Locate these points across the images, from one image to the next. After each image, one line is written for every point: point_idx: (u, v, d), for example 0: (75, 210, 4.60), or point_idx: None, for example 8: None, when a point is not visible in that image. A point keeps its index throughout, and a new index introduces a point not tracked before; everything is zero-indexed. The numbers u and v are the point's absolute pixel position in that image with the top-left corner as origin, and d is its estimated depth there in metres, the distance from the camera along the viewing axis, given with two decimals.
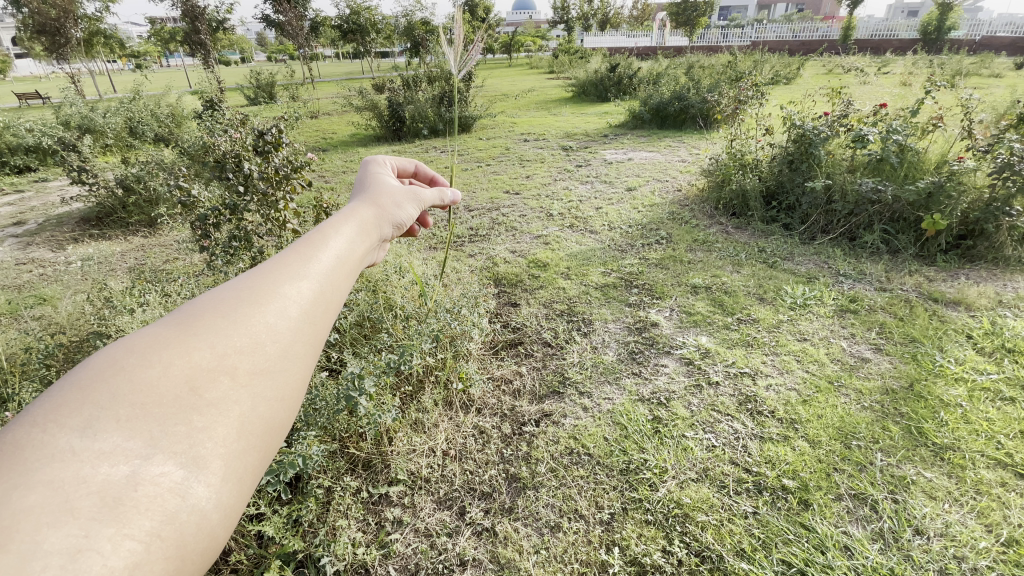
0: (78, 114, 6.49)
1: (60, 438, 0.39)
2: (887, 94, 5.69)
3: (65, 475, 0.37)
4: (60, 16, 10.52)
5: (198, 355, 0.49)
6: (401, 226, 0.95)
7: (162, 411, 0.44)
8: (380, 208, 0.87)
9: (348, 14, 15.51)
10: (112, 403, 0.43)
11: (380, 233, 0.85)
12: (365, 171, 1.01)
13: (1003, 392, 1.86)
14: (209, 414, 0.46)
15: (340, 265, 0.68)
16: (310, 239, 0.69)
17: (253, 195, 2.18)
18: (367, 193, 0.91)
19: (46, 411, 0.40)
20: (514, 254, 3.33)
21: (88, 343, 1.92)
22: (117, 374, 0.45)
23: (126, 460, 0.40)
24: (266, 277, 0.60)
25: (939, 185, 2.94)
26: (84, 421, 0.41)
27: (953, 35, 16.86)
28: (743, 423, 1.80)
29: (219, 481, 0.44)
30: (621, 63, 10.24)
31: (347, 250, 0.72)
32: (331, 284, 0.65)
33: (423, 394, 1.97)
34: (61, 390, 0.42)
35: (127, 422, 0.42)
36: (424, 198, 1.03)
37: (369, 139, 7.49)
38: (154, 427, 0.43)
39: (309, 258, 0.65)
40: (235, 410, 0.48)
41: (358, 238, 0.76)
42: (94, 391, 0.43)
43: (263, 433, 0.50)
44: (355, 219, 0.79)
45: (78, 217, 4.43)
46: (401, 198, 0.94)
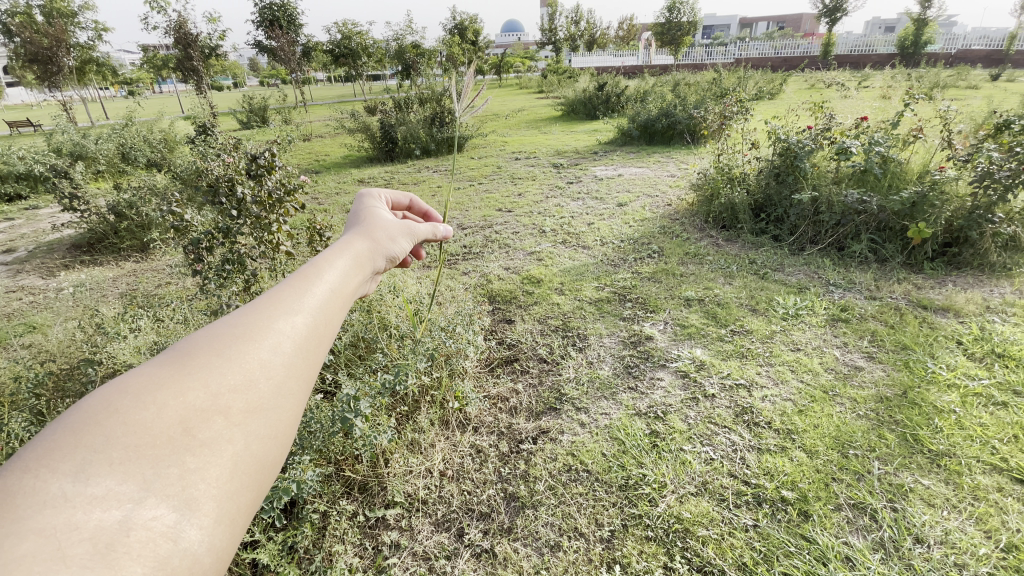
0: (70, 142, 6.51)
1: (52, 484, 0.38)
2: (869, 107, 5.83)
3: (56, 522, 0.36)
4: (52, 45, 10.63)
5: (192, 395, 0.49)
6: (394, 259, 0.96)
7: (155, 453, 0.44)
8: (374, 242, 0.88)
9: (339, 39, 15.80)
10: (105, 446, 0.43)
11: (374, 266, 0.86)
12: (359, 204, 1.02)
13: (995, 397, 1.87)
14: (203, 455, 0.47)
15: (334, 299, 0.69)
16: (304, 273, 0.70)
17: (246, 219, 2.19)
18: (362, 225, 0.92)
19: (37, 456, 0.40)
20: (507, 270, 3.35)
21: (78, 371, 1.90)
22: (110, 416, 0.45)
23: (118, 505, 0.39)
24: (260, 312, 0.61)
25: (922, 194, 3.00)
26: (76, 466, 0.40)
27: (930, 49, 17.30)
28: (740, 435, 1.80)
29: (212, 523, 0.44)
30: (609, 81, 10.44)
31: (341, 284, 0.73)
32: (326, 319, 0.66)
33: (419, 414, 1.96)
34: (52, 433, 0.42)
35: (119, 465, 0.42)
36: (418, 231, 1.04)
37: (362, 160, 7.55)
38: (147, 469, 0.43)
39: (304, 291, 0.66)
40: (228, 450, 0.49)
41: (352, 272, 0.77)
42: (86, 433, 0.43)
43: (255, 471, 0.51)
44: (350, 253, 0.80)
45: (69, 244, 4.41)
46: (395, 232, 0.95)
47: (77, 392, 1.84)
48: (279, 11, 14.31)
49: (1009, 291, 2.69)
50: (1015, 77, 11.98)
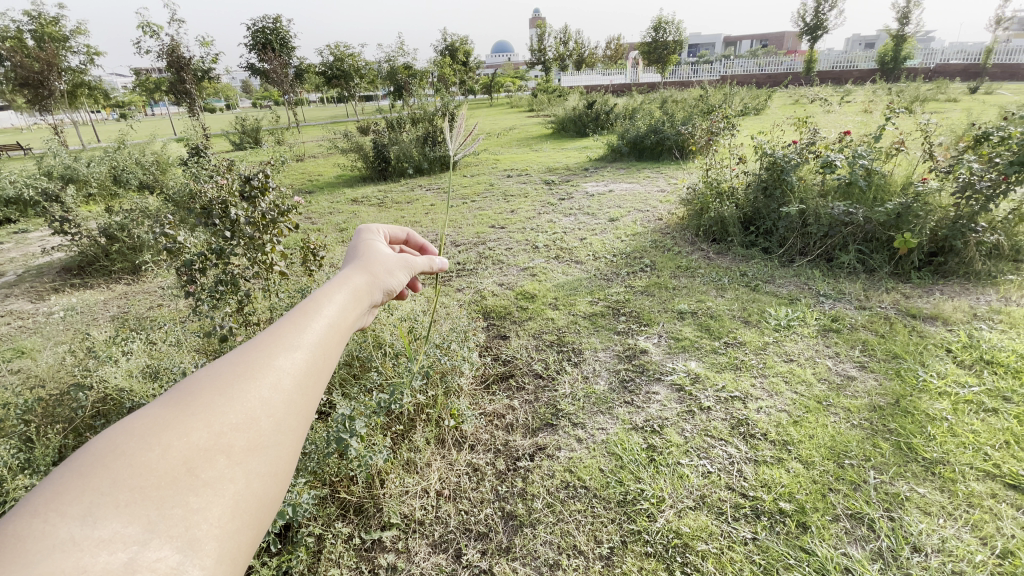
0: (61, 165, 6.50)
1: (61, 527, 0.38)
2: (852, 121, 5.97)
3: (66, 564, 0.35)
4: (44, 69, 10.69)
5: (195, 436, 0.50)
6: (391, 292, 0.95)
7: (159, 494, 0.44)
8: (372, 275, 0.88)
9: (331, 61, 16.03)
10: (112, 489, 0.43)
11: (371, 299, 0.85)
12: (357, 238, 1.02)
13: (985, 404, 1.89)
14: (205, 495, 0.47)
15: (334, 333, 0.69)
16: (304, 308, 0.70)
17: (239, 239, 2.19)
18: (359, 259, 0.92)
19: (45, 500, 0.39)
20: (501, 286, 3.36)
21: (67, 396, 1.88)
22: (116, 459, 0.45)
23: (125, 547, 0.39)
24: (261, 349, 0.61)
25: (907, 206, 3.06)
26: (85, 509, 0.40)
27: (909, 65, 17.78)
28: (736, 447, 1.80)
29: (215, 564, 0.44)
30: (598, 99, 10.63)
31: (340, 318, 0.72)
32: (325, 354, 0.66)
33: (415, 433, 1.95)
34: (60, 476, 0.42)
35: (125, 507, 0.42)
36: (416, 264, 1.04)
37: (355, 180, 7.59)
38: (151, 511, 0.43)
39: (303, 327, 0.66)
40: (230, 490, 0.49)
41: (350, 305, 0.77)
42: (94, 476, 0.43)
43: (255, 510, 0.51)
44: (348, 286, 0.80)
45: (60, 267, 4.38)
46: (393, 265, 0.95)
47: (67, 417, 1.82)
48: (271, 35, 14.51)
49: (996, 298, 2.74)
50: (992, 89, 12.34)
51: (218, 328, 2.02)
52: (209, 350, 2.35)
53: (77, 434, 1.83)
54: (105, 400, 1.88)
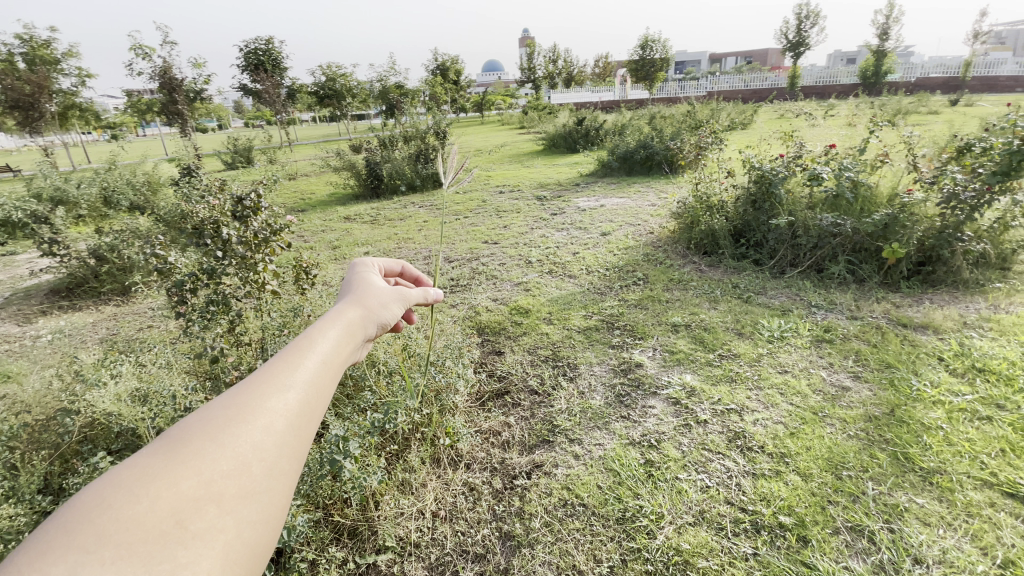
0: (51, 187, 6.47)
1: None
2: (837, 135, 6.09)
3: None
4: (36, 92, 10.70)
5: (185, 484, 0.48)
6: (387, 325, 0.94)
7: (148, 547, 0.43)
8: (367, 308, 0.87)
9: (324, 81, 16.20)
10: (98, 545, 0.41)
11: (366, 333, 0.84)
12: (351, 271, 1.01)
13: (980, 412, 1.90)
14: (195, 547, 0.45)
15: (327, 371, 0.68)
16: (297, 345, 0.69)
17: (231, 259, 2.18)
18: (354, 292, 0.91)
19: (28, 562, 0.37)
20: (495, 302, 3.36)
21: (54, 421, 1.84)
22: (103, 512, 0.43)
23: None
24: (252, 391, 0.60)
25: (893, 217, 3.11)
26: (69, 568, 0.38)
27: (890, 79, 18.22)
28: (734, 460, 1.79)
29: None
30: (588, 116, 10.79)
31: (334, 354, 0.72)
32: (318, 394, 0.65)
33: (410, 453, 1.92)
34: (44, 534, 0.40)
35: (112, 564, 0.40)
36: (412, 295, 1.02)
37: (347, 198, 7.61)
38: (139, 568, 0.41)
39: (295, 365, 0.66)
40: (220, 540, 0.48)
41: (345, 340, 0.76)
42: (81, 531, 0.41)
43: (246, 560, 0.49)
44: (342, 321, 0.79)
45: (48, 289, 4.33)
46: (388, 298, 0.94)
47: (53, 443, 1.78)
48: (264, 55, 14.65)
49: (984, 306, 2.77)
50: (972, 101, 12.67)
51: (209, 349, 2.00)
52: (200, 372, 2.32)
53: (63, 461, 1.79)
54: (92, 425, 1.85)
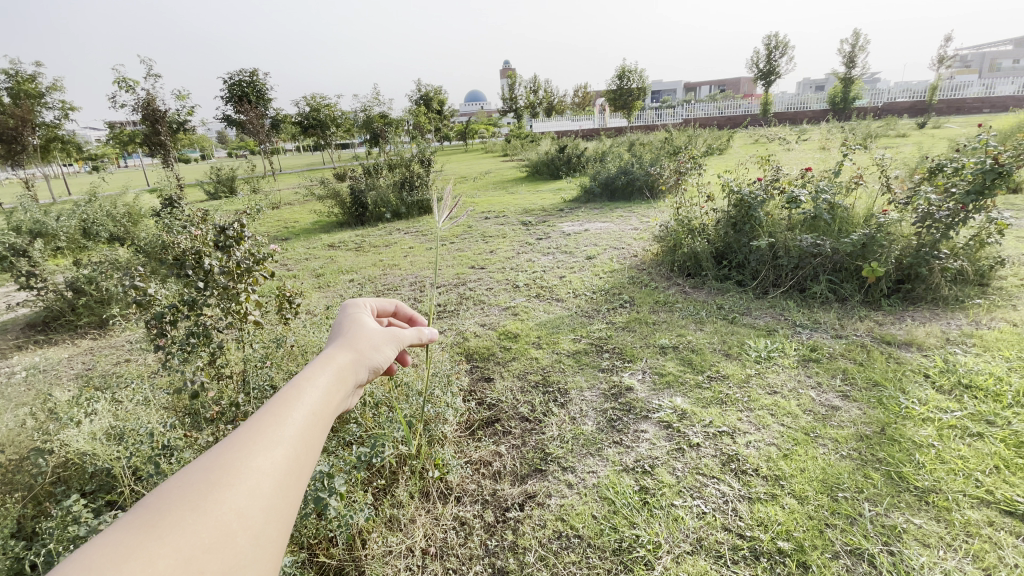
0: (28, 219, 6.35)
1: None
2: (811, 158, 6.30)
3: None
4: (17, 125, 10.63)
5: (166, 559, 0.45)
6: (378, 369, 0.92)
7: None
8: (358, 352, 0.85)
9: (309, 112, 16.36)
10: None
11: (356, 379, 0.82)
12: (341, 311, 0.98)
13: (970, 428, 1.92)
14: None
15: (316, 423, 0.66)
16: (285, 396, 0.66)
17: (213, 289, 2.13)
18: (344, 335, 0.89)
19: None
20: (483, 327, 3.34)
21: (27, 461, 1.75)
22: None
23: None
24: (238, 450, 0.57)
25: (871, 236, 3.19)
26: None
27: (858, 105, 19.02)
28: (729, 484, 1.77)
29: None
30: (570, 143, 11.04)
31: (323, 404, 0.69)
32: (306, 450, 0.62)
33: (398, 487, 1.86)
34: None
35: None
36: (405, 336, 1.00)
37: (333, 226, 7.58)
38: None
39: (283, 420, 0.63)
40: None
41: (334, 389, 0.73)
42: None
43: None
44: (331, 368, 0.76)
45: (22, 324, 4.19)
46: (379, 340, 0.91)
47: (25, 485, 1.69)
48: (248, 87, 14.76)
49: (964, 322, 2.83)
50: (937, 124, 13.24)
51: (189, 383, 1.92)
52: (180, 407, 2.24)
53: (37, 503, 1.69)
54: (67, 465, 1.78)
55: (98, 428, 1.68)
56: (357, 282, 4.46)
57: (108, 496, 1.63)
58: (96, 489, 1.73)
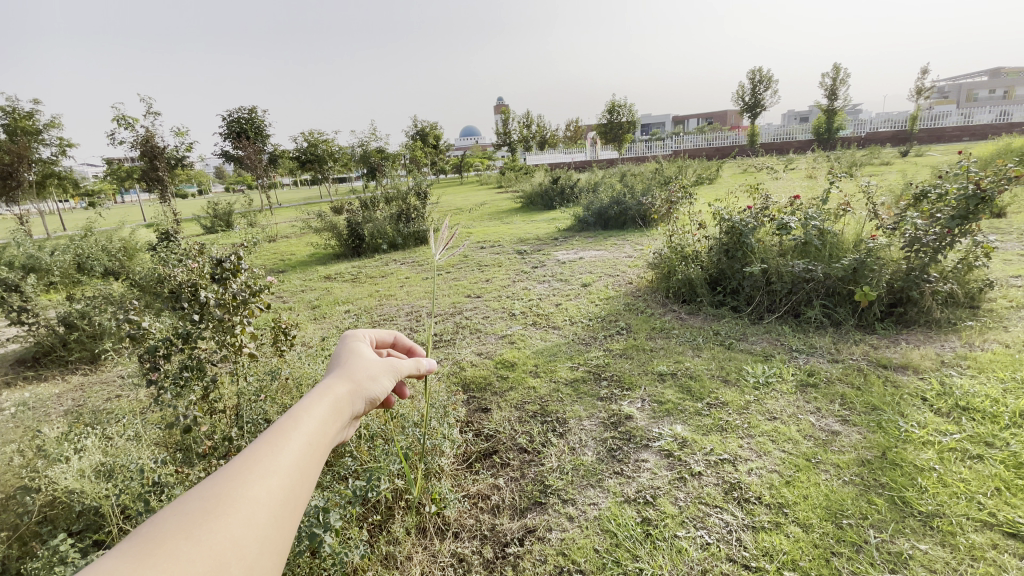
0: (23, 254, 6.34)
1: None
2: (799, 186, 6.44)
3: None
4: (14, 161, 10.75)
5: None
6: (374, 400, 0.91)
7: None
8: (355, 383, 0.85)
9: (306, 147, 16.66)
10: None
11: (353, 410, 0.82)
12: (340, 341, 0.99)
13: (970, 451, 1.90)
14: None
15: (312, 453, 0.66)
16: (283, 426, 0.66)
17: (208, 322, 2.12)
18: (342, 365, 0.89)
19: None
20: (480, 356, 3.32)
21: (14, 500, 1.70)
22: None
23: None
24: (234, 480, 0.57)
25: (861, 261, 3.24)
26: None
27: (843, 135, 19.58)
28: (732, 514, 1.74)
29: None
30: (562, 175, 11.27)
31: (320, 435, 0.69)
32: (301, 480, 0.62)
33: (394, 523, 1.81)
34: None
35: None
36: (403, 366, 1.00)
37: (329, 258, 7.60)
38: None
39: (280, 449, 0.63)
40: None
41: (331, 420, 0.73)
42: None
43: None
44: (329, 398, 0.76)
45: (12, 360, 4.13)
46: (377, 370, 0.91)
47: (10, 525, 1.63)
48: (246, 124, 15.04)
49: (958, 345, 2.85)
50: (919, 152, 13.62)
51: (181, 417, 1.88)
52: (171, 443, 2.20)
53: (21, 543, 1.63)
54: (53, 503, 1.74)
55: (88, 464, 1.63)
56: (353, 313, 4.46)
57: (96, 536, 1.58)
58: (82, 528, 1.69)
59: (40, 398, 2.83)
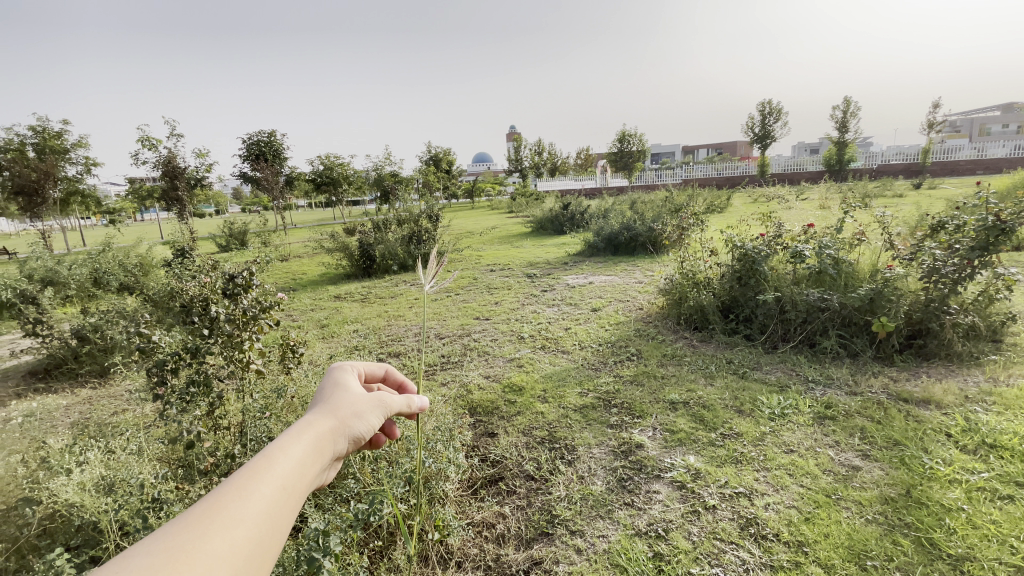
0: (42, 266, 6.46)
1: None
2: (812, 216, 6.38)
3: None
4: (39, 178, 11.11)
5: None
6: (359, 438, 0.88)
7: None
8: (338, 420, 0.82)
9: (322, 170, 17.04)
10: None
11: (334, 450, 0.79)
12: (328, 373, 0.96)
13: (999, 490, 1.81)
14: None
15: (283, 500, 0.63)
16: (257, 467, 0.63)
17: (218, 337, 2.11)
18: (327, 400, 0.86)
19: None
20: (488, 379, 3.28)
21: (13, 511, 1.67)
22: None
23: None
24: (197, 523, 0.53)
25: (878, 291, 3.17)
26: None
27: (855, 166, 19.58)
28: (749, 551, 1.66)
29: None
30: (573, 201, 11.35)
31: (294, 478, 0.66)
32: (269, 530, 0.59)
33: (396, 550, 1.76)
34: None
35: None
36: (393, 403, 0.97)
37: (340, 278, 7.66)
38: None
39: (250, 494, 0.60)
40: None
41: (308, 461, 0.70)
42: None
43: None
44: (309, 437, 0.74)
45: (22, 371, 4.16)
46: (365, 407, 0.89)
47: (9, 537, 1.61)
48: (265, 146, 15.47)
49: (982, 379, 2.75)
50: (934, 185, 13.52)
51: (185, 431, 1.85)
52: (173, 458, 2.17)
53: (19, 557, 1.60)
54: (53, 517, 1.72)
55: (87, 478, 1.60)
56: (361, 332, 4.45)
57: (91, 552, 1.55)
58: (80, 544, 1.66)
59: (47, 410, 2.83)
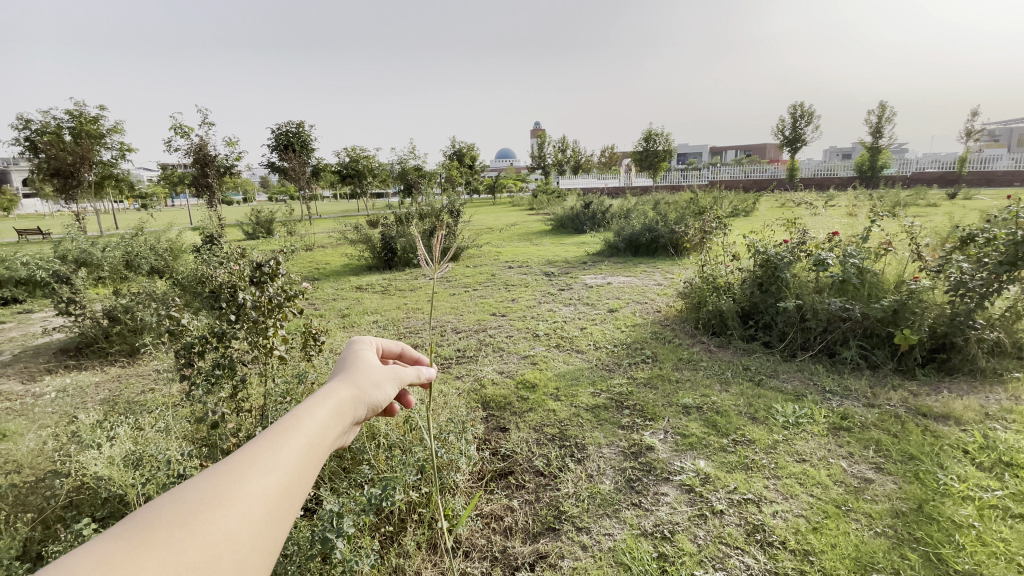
0: (77, 248, 6.70)
1: None
2: (839, 223, 6.23)
3: None
4: (76, 162, 11.54)
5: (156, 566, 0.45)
6: (376, 406, 0.93)
7: None
8: (358, 389, 0.86)
9: (347, 162, 17.30)
10: None
11: (354, 416, 0.83)
12: (349, 346, 1.01)
13: (1012, 509, 1.78)
14: None
15: (310, 453, 0.67)
16: (285, 425, 0.68)
17: (243, 323, 2.20)
18: (347, 370, 0.90)
19: None
20: (502, 374, 3.32)
21: (44, 482, 1.78)
22: None
23: None
24: (231, 474, 0.57)
25: (902, 303, 3.11)
26: None
27: (887, 173, 19.00)
28: (754, 557, 1.67)
29: None
30: (594, 201, 11.31)
31: (320, 436, 0.70)
32: (300, 478, 0.63)
33: (406, 536, 1.82)
34: None
35: None
36: (407, 375, 1.02)
37: (361, 269, 7.79)
38: None
39: (281, 446, 0.64)
40: None
41: (332, 422, 0.75)
42: None
43: None
44: (331, 401, 0.78)
45: (56, 348, 4.37)
46: (382, 378, 0.93)
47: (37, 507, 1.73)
48: (293, 137, 15.75)
49: (1006, 397, 2.68)
50: (969, 195, 13.06)
51: (209, 412, 1.94)
52: (198, 437, 2.28)
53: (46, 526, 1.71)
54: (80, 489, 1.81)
55: (117, 453, 1.68)
56: (380, 324, 4.54)
57: None
58: (106, 516, 1.73)
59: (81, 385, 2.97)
